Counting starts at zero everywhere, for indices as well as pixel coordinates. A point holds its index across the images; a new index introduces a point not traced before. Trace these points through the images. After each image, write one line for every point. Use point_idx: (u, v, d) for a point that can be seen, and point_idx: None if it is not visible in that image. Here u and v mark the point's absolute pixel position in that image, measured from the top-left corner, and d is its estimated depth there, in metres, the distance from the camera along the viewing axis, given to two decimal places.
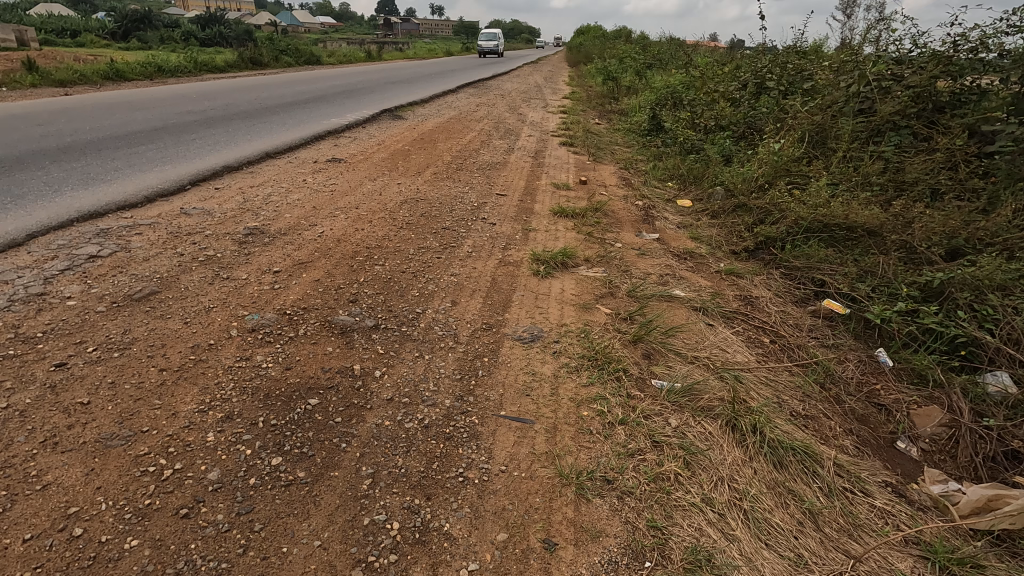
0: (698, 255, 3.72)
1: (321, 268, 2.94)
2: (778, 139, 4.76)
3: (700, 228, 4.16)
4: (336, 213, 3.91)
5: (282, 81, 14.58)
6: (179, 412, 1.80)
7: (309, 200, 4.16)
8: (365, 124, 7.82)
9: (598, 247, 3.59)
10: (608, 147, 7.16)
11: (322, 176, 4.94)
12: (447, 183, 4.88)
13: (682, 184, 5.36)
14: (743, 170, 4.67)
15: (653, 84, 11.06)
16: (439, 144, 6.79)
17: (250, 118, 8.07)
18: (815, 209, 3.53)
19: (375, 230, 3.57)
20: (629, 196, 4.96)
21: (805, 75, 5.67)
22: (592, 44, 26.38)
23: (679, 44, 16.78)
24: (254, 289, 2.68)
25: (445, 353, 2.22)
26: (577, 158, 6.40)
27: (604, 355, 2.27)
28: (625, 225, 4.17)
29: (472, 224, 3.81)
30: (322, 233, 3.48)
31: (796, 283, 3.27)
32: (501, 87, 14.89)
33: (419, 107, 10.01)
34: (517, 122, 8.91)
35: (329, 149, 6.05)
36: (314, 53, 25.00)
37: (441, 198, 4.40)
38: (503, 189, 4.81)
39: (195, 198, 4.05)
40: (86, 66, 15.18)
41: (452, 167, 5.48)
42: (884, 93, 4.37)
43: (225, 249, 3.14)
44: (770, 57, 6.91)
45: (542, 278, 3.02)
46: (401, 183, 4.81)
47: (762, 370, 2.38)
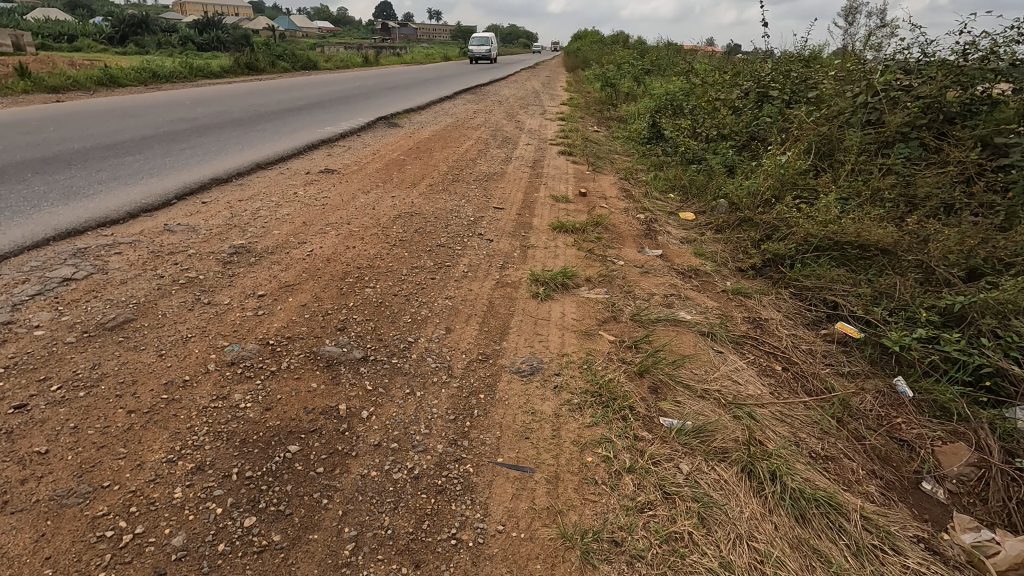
0: (703, 273, 3.58)
1: (308, 292, 2.79)
2: (783, 150, 4.63)
3: (704, 243, 4.03)
4: (327, 228, 3.76)
5: (278, 87, 14.45)
6: (145, 463, 1.64)
7: (299, 215, 4.01)
8: (360, 133, 7.68)
9: (599, 265, 3.44)
10: (607, 156, 7.04)
11: (314, 189, 4.80)
12: (443, 196, 4.74)
13: (685, 196, 5.23)
14: (748, 183, 4.54)
15: (653, 91, 10.95)
16: (435, 153, 6.65)
17: (243, 126, 7.93)
18: (825, 226, 3.39)
19: (367, 248, 3.42)
20: (630, 208, 4.82)
21: (809, 84, 5.56)
22: (590, 49, 26.33)
23: (677, 50, 16.70)
24: (236, 316, 2.52)
25: (437, 390, 2.07)
26: (576, 168, 6.27)
27: (608, 391, 2.12)
28: (627, 240, 4.04)
29: (468, 241, 3.67)
30: (311, 251, 3.33)
31: (807, 304, 3.13)
32: (499, 93, 14.79)
33: (416, 115, 9.89)
34: (515, 130, 8.79)
35: (323, 160, 5.91)
36: (311, 58, 24.90)
37: (436, 212, 4.26)
38: (500, 202, 4.67)
39: (180, 213, 3.90)
40: (80, 72, 15.05)
41: (448, 179, 5.34)
42: (893, 103, 4.24)
43: (208, 270, 2.99)
44: (772, 64, 6.79)
45: (541, 301, 2.87)
46: (395, 196, 4.67)
47: (776, 404, 2.23)
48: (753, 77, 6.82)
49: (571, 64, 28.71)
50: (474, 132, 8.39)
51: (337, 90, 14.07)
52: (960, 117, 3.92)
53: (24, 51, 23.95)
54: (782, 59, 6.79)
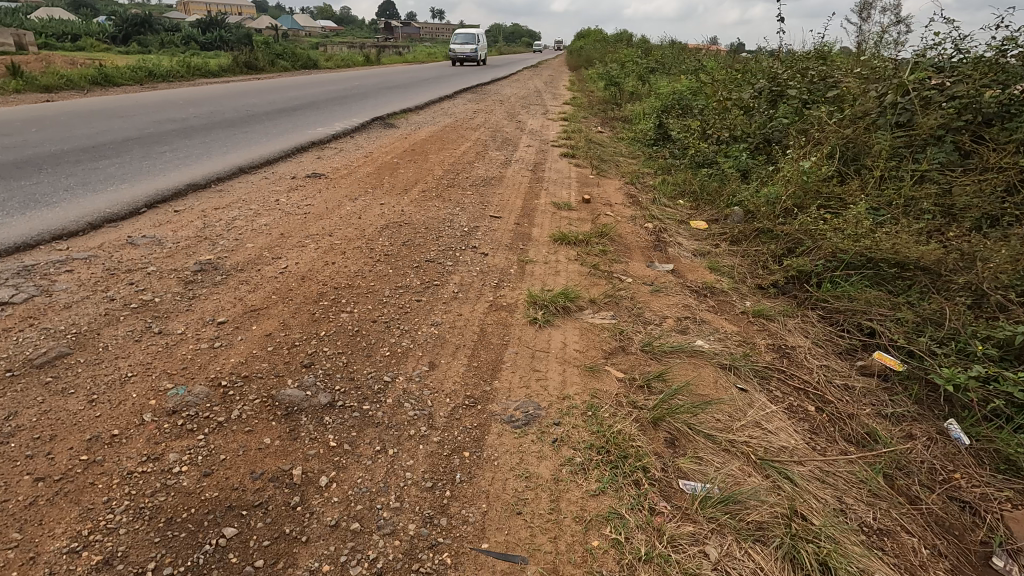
0: (719, 292, 3.24)
1: (276, 318, 2.47)
2: (802, 154, 4.29)
3: (719, 256, 3.69)
4: (306, 240, 3.44)
5: (274, 86, 14.13)
6: (40, 556, 1.31)
7: (278, 225, 3.69)
8: (354, 133, 7.37)
9: (604, 284, 3.11)
10: (612, 159, 6.70)
11: (298, 195, 4.48)
12: (436, 202, 4.42)
13: (695, 203, 4.90)
14: (765, 191, 4.20)
15: (658, 90, 10.61)
16: (431, 155, 6.33)
17: (231, 127, 7.62)
18: (856, 240, 3.05)
19: (347, 264, 3.10)
20: (637, 217, 4.48)
21: (827, 84, 5.20)
22: (592, 48, 25.97)
23: (681, 49, 16.39)
24: (188, 349, 2.20)
25: (414, 446, 1.74)
26: (579, 172, 5.94)
27: (616, 447, 1.78)
28: (634, 254, 3.70)
29: (461, 255, 3.35)
30: (286, 268, 3.01)
31: (838, 330, 2.79)
32: (500, 93, 14.45)
33: (413, 115, 9.57)
34: (515, 130, 8.47)
35: (311, 163, 5.59)
36: (311, 57, 24.62)
37: (428, 221, 3.93)
38: (497, 210, 4.34)
39: (147, 224, 3.58)
40: (73, 71, 14.74)
41: (442, 183, 5.02)
42: (924, 103, 3.89)
43: (167, 291, 2.67)
44: (785, 62, 6.44)
45: (539, 328, 2.54)
46: (385, 203, 4.35)
47: (815, 460, 1.90)
48: (764, 76, 6.48)
49: (574, 63, 28.32)
50: (473, 133, 8.07)
51: (334, 89, 13.76)
52: (999, 119, 3.56)
53: (23, 49, 23.73)
54: (796, 57, 6.44)
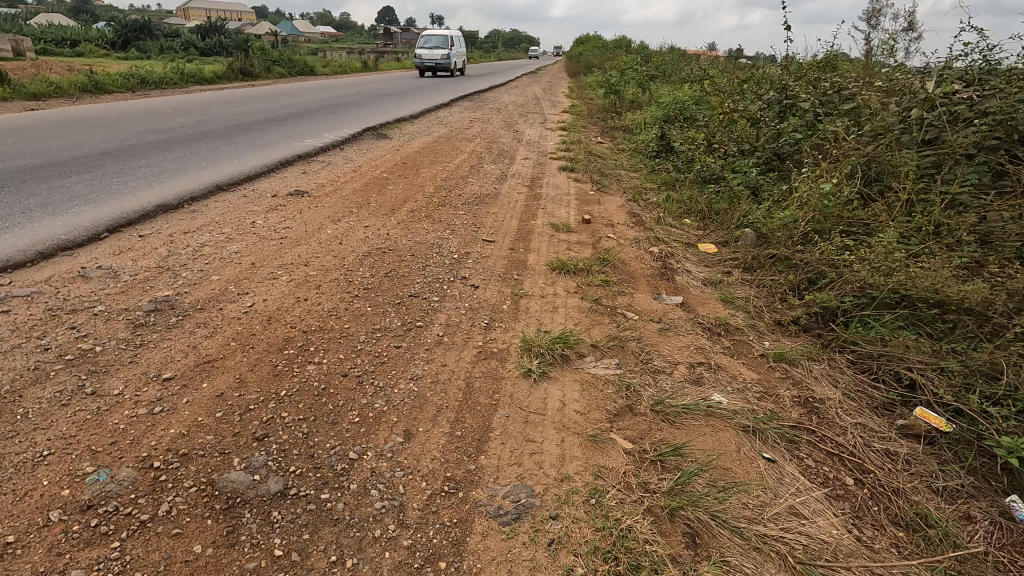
0: (735, 330, 2.93)
1: (232, 372, 2.15)
2: (819, 172, 3.98)
3: (731, 287, 3.37)
4: (279, 271, 3.13)
5: (267, 94, 13.85)
6: None
7: (250, 253, 3.38)
8: (343, 145, 7.08)
9: (607, 323, 2.80)
10: (613, 173, 6.40)
11: (276, 216, 4.18)
12: (424, 223, 4.11)
13: (702, 223, 4.61)
14: (778, 213, 3.90)
15: (660, 99, 10.33)
16: (423, 169, 6.03)
17: (216, 138, 7.33)
18: (888, 274, 2.74)
19: (321, 300, 2.79)
20: (641, 239, 4.17)
21: (841, 96, 4.89)
22: (591, 54, 25.72)
23: (681, 56, 16.16)
24: (120, 416, 1.87)
25: (379, 554, 1.42)
26: (578, 187, 5.64)
27: (626, 553, 1.47)
28: (639, 284, 3.39)
29: (448, 288, 3.04)
30: (252, 306, 2.69)
31: (871, 380, 2.48)
32: (497, 101, 14.17)
33: (408, 125, 9.29)
34: (513, 141, 8.19)
35: (294, 180, 5.27)
36: (308, 63, 24.38)
37: (415, 247, 3.63)
38: (490, 232, 4.04)
39: (105, 252, 3.27)
40: (63, 78, 14.46)
41: (433, 202, 4.72)
42: (953, 117, 3.58)
43: (112, 337, 2.36)
44: (793, 71, 6.14)
45: (533, 383, 2.22)
46: (369, 224, 4.05)
47: (864, 561, 1.58)
48: (773, 86, 6.18)
49: (573, 70, 28.08)
50: (468, 144, 7.78)
51: (328, 97, 13.48)
52: None
53: (20, 56, 23.47)
54: (804, 66, 6.15)
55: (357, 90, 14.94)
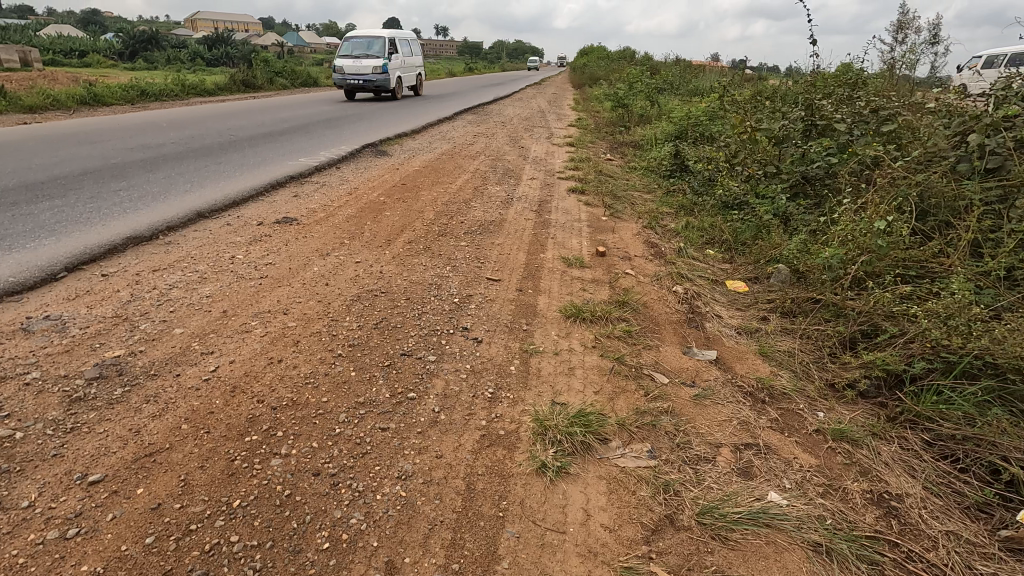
0: (782, 396, 2.51)
1: (178, 470, 1.74)
2: (862, 202, 3.56)
3: (771, 339, 2.95)
4: (254, 320, 2.73)
5: (267, 106, 13.57)
6: None
7: (224, 297, 2.99)
8: (339, 164, 6.72)
9: (633, 390, 2.38)
10: (626, 195, 6.01)
11: (259, 249, 3.80)
12: (422, 258, 3.71)
13: (728, 257, 4.20)
14: (818, 249, 3.48)
15: (671, 113, 9.97)
16: (423, 191, 5.66)
17: (207, 156, 6.98)
18: (967, 335, 2.31)
19: (298, 362, 2.38)
20: (662, 276, 3.76)
21: (878, 116, 4.47)
22: (595, 66, 25.48)
23: (687, 70, 15.86)
24: (22, 545, 1.46)
25: None
26: (590, 212, 5.25)
27: None
28: (665, 335, 2.97)
29: (447, 343, 2.63)
30: (215, 370, 2.28)
31: (956, 469, 2.06)
32: (501, 114, 13.82)
33: (409, 141, 8.95)
34: (518, 159, 7.82)
35: (283, 205, 4.89)
36: (311, 75, 24.22)
37: (411, 287, 3.23)
38: (495, 269, 3.64)
39: (58, 297, 2.89)
40: (62, 90, 14.19)
41: (432, 231, 4.33)
42: (1019, 144, 3.17)
43: (40, 416, 1.95)
44: (819, 88, 5.73)
45: (549, 483, 1.80)
46: (361, 259, 3.66)
47: None
48: (796, 103, 5.77)
49: (578, 80, 27.79)
50: (472, 162, 7.42)
51: (329, 109, 13.18)
52: None
53: (24, 67, 23.39)
54: (830, 81, 5.76)
55: (358, 103, 14.63)
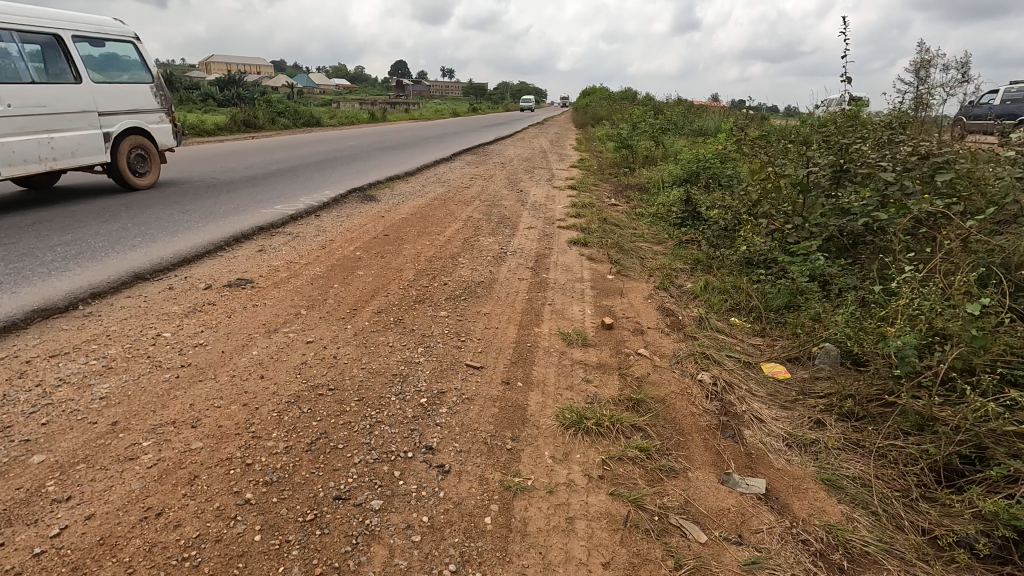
0: (867, 558, 1.79)
1: None
2: (930, 270, 2.91)
3: (836, 459, 2.24)
4: (148, 439, 2.05)
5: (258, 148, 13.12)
6: None
7: (123, 399, 2.32)
8: (318, 212, 6.12)
9: (660, 561, 1.67)
10: (633, 248, 5.38)
11: (195, 323, 3.14)
12: (390, 336, 3.05)
13: (759, 330, 3.53)
14: (879, 330, 2.80)
15: (678, 156, 9.52)
16: (408, 244, 5.05)
17: (174, 204, 6.37)
18: None
19: (181, 519, 1.68)
20: (683, 358, 3.08)
21: (927, 164, 3.87)
22: (597, 107, 25.54)
23: (692, 111, 15.62)
24: None
25: None
26: (594, 270, 4.59)
27: None
28: (695, 449, 2.26)
29: (401, 476, 1.93)
30: (57, 534, 1.59)
31: None
32: (502, 154, 13.45)
33: (401, 184, 8.44)
34: (516, 204, 7.25)
35: (241, 262, 4.30)
36: (314, 115, 24.31)
37: (370, 380, 2.56)
38: (479, 351, 2.96)
39: None
40: None
41: (408, 297, 3.68)
42: None
43: None
44: (847, 132, 5.17)
45: None
46: (315, 338, 2.99)
47: None
48: (821, 147, 5.21)
49: (581, 120, 27.70)
50: (466, 208, 6.86)
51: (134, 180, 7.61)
52: None
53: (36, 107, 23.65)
54: (859, 125, 5.23)
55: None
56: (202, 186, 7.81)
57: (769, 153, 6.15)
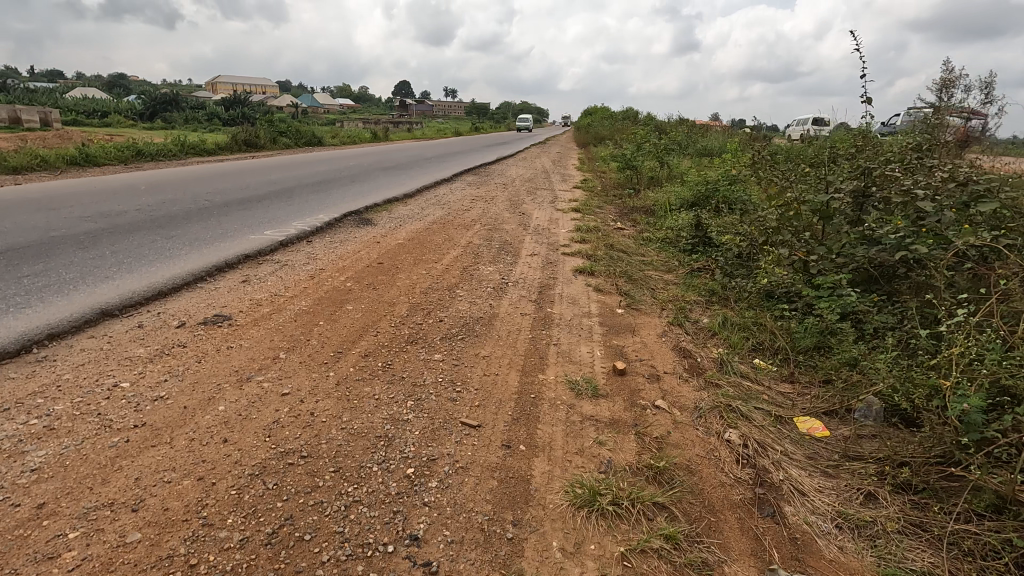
0: None
1: None
2: (987, 314, 2.58)
3: (898, 548, 1.89)
4: (76, 530, 1.71)
5: (256, 168, 12.91)
6: None
7: (59, 472, 1.98)
8: (309, 237, 5.82)
9: None
10: (643, 277, 5.06)
11: (159, 370, 2.81)
12: (377, 386, 2.72)
13: (787, 375, 3.18)
14: (933, 384, 2.46)
15: (685, 178, 9.26)
16: (403, 273, 4.74)
17: (158, 228, 6.08)
18: None
19: None
20: (707, 411, 2.74)
21: (966, 192, 3.56)
22: (599, 126, 25.47)
23: (696, 131, 15.43)
24: None
25: None
26: (602, 303, 4.27)
27: None
28: (730, 534, 1.92)
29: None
30: None
31: None
32: (504, 174, 13.23)
33: (400, 207, 8.17)
34: (518, 228, 6.96)
35: (221, 295, 3.99)
36: (315, 135, 24.25)
37: (351, 444, 2.23)
38: (476, 404, 2.63)
39: None
40: (56, 152, 13.83)
41: (399, 337, 3.35)
42: None
43: None
44: (868, 156, 4.88)
45: None
46: (293, 388, 2.66)
47: None
48: (841, 171, 4.92)
49: (583, 140, 27.60)
50: (466, 232, 6.57)
51: (98, 216, 6.88)
52: None
53: (43, 126, 23.79)
54: (882, 148, 4.94)
55: None
56: (177, 215, 7.13)
57: (786, 179, 5.60)
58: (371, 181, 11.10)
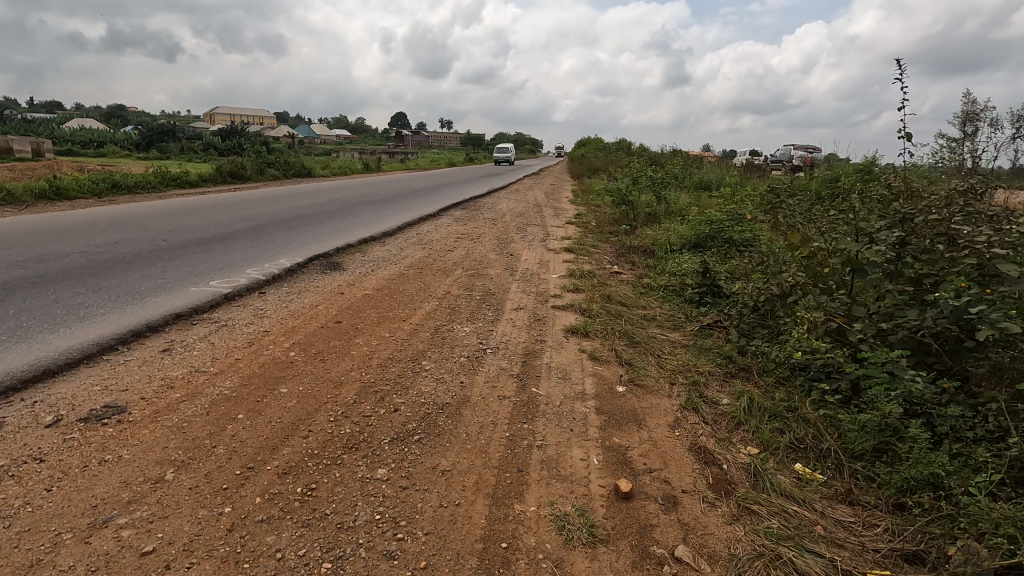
0: None
1: None
2: None
3: None
4: None
5: (232, 201, 12.22)
6: None
7: None
8: (262, 289, 5.06)
9: None
10: (647, 338, 4.32)
11: None
12: (286, 533, 1.94)
13: (844, 493, 2.42)
14: None
15: (686, 214, 8.63)
16: (362, 336, 3.98)
17: (91, 277, 5.30)
18: None
19: None
20: (747, 565, 1.97)
21: None
22: (592, 157, 25.11)
23: (693, 163, 14.93)
24: None
25: None
26: (600, 378, 3.50)
27: None
28: None
29: None
30: None
31: None
32: (494, 208, 12.59)
33: (376, 247, 7.44)
34: (505, 274, 6.24)
35: (126, 374, 3.21)
36: (304, 165, 23.72)
37: None
38: (421, 564, 1.85)
39: None
40: (22, 184, 13.04)
41: (335, 439, 2.57)
42: None
43: None
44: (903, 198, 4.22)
45: None
46: (163, 542, 1.87)
47: None
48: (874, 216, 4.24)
49: (577, 170, 27.21)
50: (445, 279, 5.83)
51: (31, 260, 6.10)
52: None
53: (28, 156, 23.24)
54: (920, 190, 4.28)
55: None
56: (121, 258, 6.34)
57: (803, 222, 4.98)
58: (351, 216, 10.39)
